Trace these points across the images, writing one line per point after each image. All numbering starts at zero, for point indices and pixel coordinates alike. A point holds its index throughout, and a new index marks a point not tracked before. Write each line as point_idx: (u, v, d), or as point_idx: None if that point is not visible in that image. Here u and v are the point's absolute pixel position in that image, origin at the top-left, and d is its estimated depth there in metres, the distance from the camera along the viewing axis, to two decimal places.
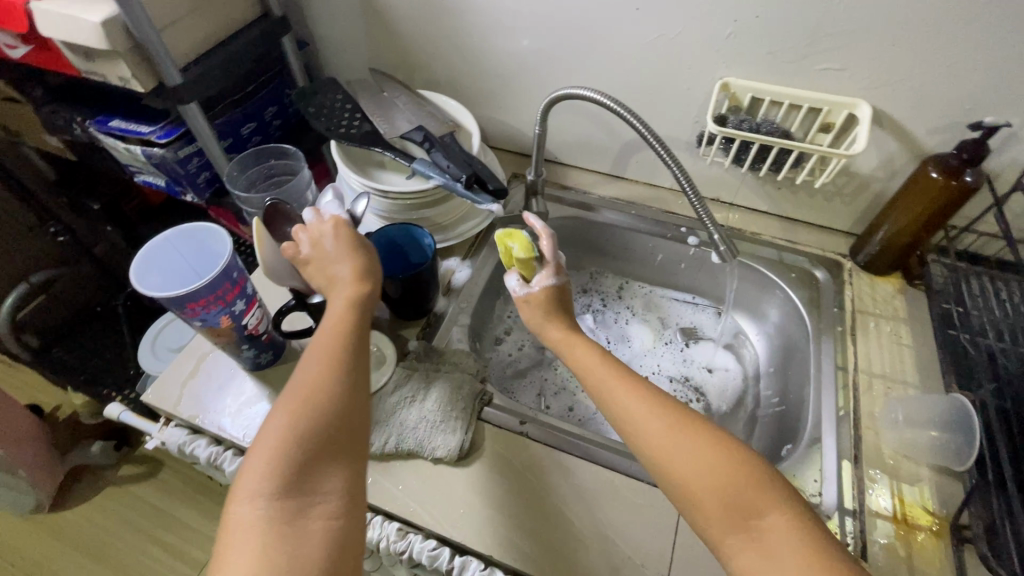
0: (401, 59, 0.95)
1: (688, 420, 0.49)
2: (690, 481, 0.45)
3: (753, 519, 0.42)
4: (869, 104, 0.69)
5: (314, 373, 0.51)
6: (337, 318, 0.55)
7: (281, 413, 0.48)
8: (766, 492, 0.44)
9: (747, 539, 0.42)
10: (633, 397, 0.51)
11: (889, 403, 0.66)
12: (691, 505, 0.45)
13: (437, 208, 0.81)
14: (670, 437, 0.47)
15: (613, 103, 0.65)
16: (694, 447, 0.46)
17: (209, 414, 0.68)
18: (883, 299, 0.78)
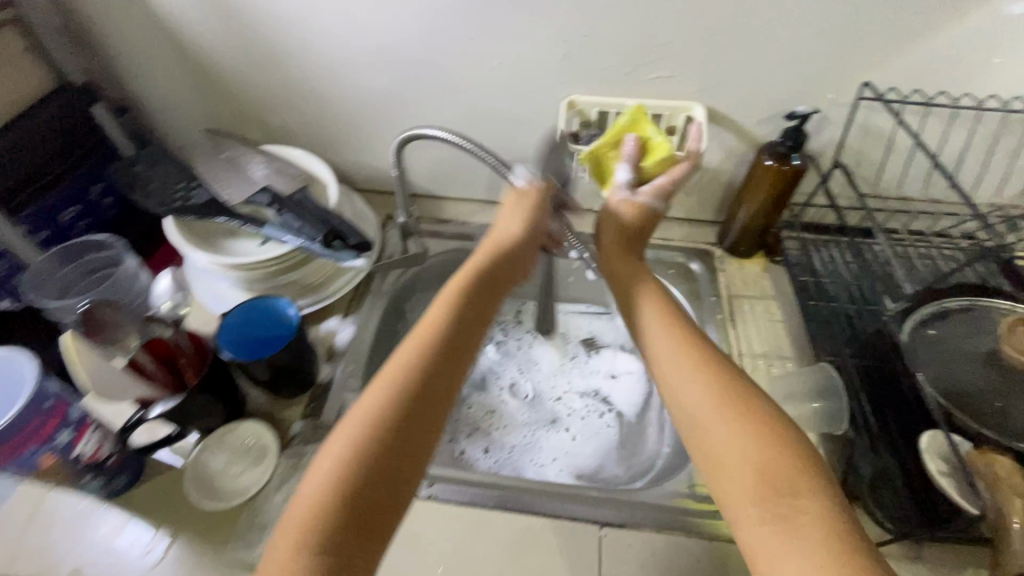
0: (240, 113, 0.88)
1: (737, 392, 0.46)
2: (720, 456, 0.43)
3: (791, 500, 0.39)
4: (702, 105, 0.73)
5: (421, 378, 0.46)
6: (459, 311, 0.51)
7: (359, 421, 0.43)
8: (807, 479, 0.40)
9: (768, 513, 0.39)
10: (668, 363, 0.49)
11: (772, 381, 0.70)
12: (721, 480, 0.43)
13: (302, 270, 0.75)
14: (705, 407, 0.45)
15: (457, 139, 0.64)
16: (729, 429, 0.44)
17: (67, 558, 0.58)
18: (752, 280, 0.83)
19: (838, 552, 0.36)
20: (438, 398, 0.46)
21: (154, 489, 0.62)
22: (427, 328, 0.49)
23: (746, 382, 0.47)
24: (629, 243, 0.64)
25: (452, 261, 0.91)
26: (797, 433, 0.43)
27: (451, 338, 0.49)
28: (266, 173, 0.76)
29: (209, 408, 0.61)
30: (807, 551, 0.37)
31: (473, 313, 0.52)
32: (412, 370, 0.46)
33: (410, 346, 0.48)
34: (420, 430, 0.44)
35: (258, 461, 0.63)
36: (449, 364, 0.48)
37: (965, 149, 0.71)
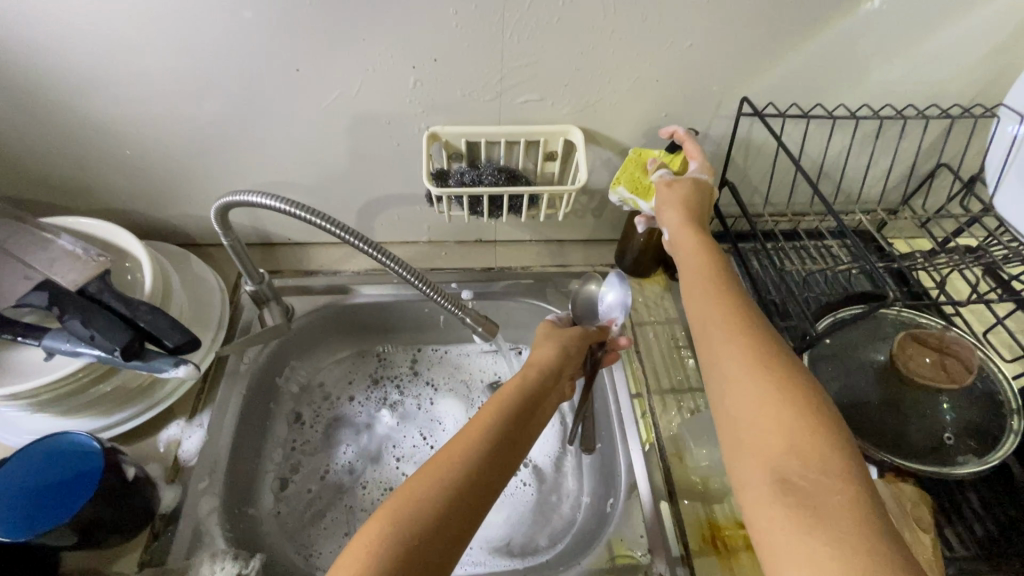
0: (17, 171, 0.68)
1: (771, 347, 0.43)
2: (743, 417, 0.40)
3: (795, 477, 0.36)
4: (579, 128, 0.65)
5: (496, 454, 0.44)
6: (520, 404, 0.50)
7: (426, 494, 0.39)
8: (827, 441, 0.37)
9: (781, 491, 0.36)
10: (709, 318, 0.46)
11: (683, 420, 0.66)
12: (740, 441, 0.40)
13: (118, 376, 0.59)
14: (737, 366, 0.42)
15: (286, 206, 0.50)
16: (759, 382, 0.40)
17: None
18: (654, 303, 0.78)
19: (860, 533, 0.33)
20: (505, 460, 0.45)
21: None
22: (485, 421, 0.47)
23: (768, 331, 0.45)
24: (688, 205, 0.57)
25: (326, 320, 0.79)
26: (812, 387, 0.40)
27: (521, 429, 0.48)
28: (46, 258, 0.58)
29: None
30: (818, 538, 0.33)
31: (528, 408, 0.51)
32: (476, 447, 0.44)
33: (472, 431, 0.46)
34: (480, 499, 0.41)
35: None
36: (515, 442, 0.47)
37: (842, 154, 0.70)
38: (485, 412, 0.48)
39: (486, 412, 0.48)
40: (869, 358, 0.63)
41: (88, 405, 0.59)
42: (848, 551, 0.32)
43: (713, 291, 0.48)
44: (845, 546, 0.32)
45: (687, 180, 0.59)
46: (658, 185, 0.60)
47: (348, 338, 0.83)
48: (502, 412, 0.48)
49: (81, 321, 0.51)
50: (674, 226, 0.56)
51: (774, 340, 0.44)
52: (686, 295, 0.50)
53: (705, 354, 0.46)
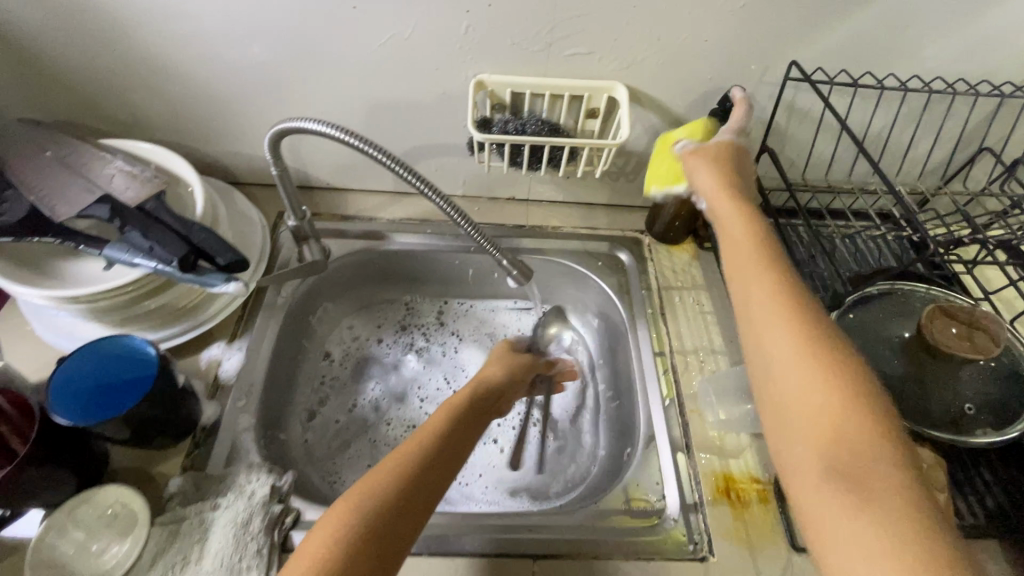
0: (75, 96, 0.70)
1: (825, 337, 0.41)
2: (802, 408, 0.39)
3: (861, 468, 0.35)
4: (624, 85, 0.66)
5: (435, 454, 0.49)
6: (461, 412, 0.55)
7: (371, 490, 0.43)
8: (880, 435, 0.36)
9: (840, 484, 0.35)
10: (755, 303, 0.44)
11: (704, 381, 0.68)
12: (794, 434, 0.39)
13: (165, 294, 0.62)
14: (789, 356, 0.41)
15: (339, 133, 0.52)
16: (814, 374, 0.39)
17: None
18: (682, 269, 0.79)
19: (917, 529, 0.32)
20: (448, 459, 0.49)
21: None
22: (430, 431, 0.51)
23: (819, 315, 0.43)
24: (728, 178, 0.55)
25: (359, 263, 0.81)
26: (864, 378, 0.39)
27: (463, 434, 0.53)
28: (107, 175, 0.61)
29: (52, 477, 0.51)
30: (878, 522, 0.33)
31: (473, 416, 0.56)
32: (416, 450, 0.48)
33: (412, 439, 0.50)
34: (425, 489, 0.46)
35: (125, 533, 0.52)
36: (456, 444, 0.51)
37: (888, 129, 0.70)
38: (428, 423, 0.53)
39: (426, 425, 0.52)
40: (894, 332, 0.63)
41: (135, 318, 0.62)
42: (911, 541, 0.32)
43: (762, 271, 0.46)
44: (905, 537, 0.32)
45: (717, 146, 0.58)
46: (685, 155, 0.59)
47: (378, 284, 0.85)
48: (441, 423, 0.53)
49: (139, 232, 0.54)
50: (709, 192, 0.54)
51: (827, 327, 0.42)
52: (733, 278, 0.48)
53: (754, 340, 0.44)
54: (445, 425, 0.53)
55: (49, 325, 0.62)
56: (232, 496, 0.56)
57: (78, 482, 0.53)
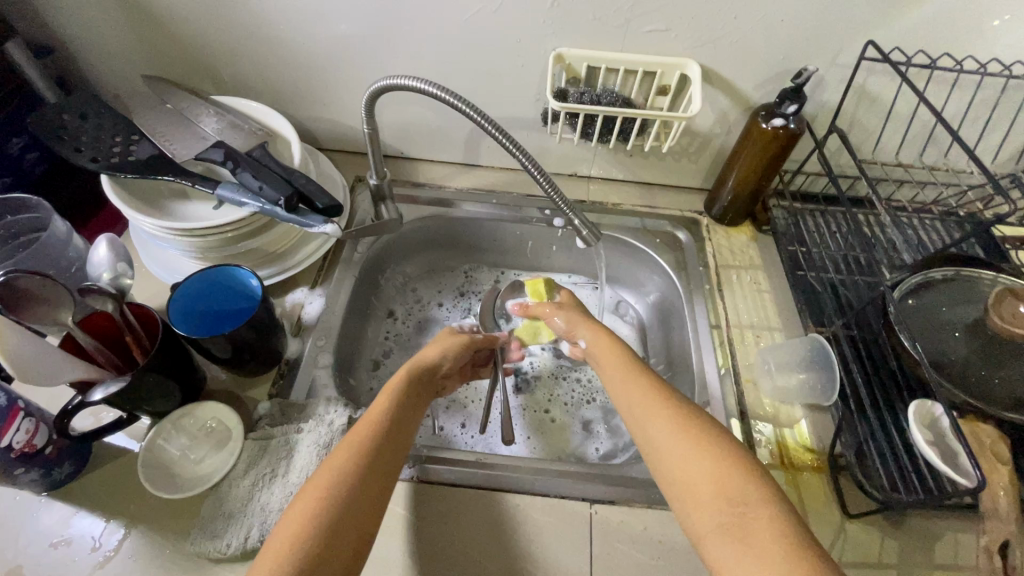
0: (187, 59, 0.77)
1: (693, 418, 0.52)
2: (685, 474, 0.48)
3: (737, 508, 0.44)
4: (697, 63, 0.68)
5: (385, 445, 0.52)
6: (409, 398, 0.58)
7: (329, 492, 0.46)
8: (752, 480, 0.45)
9: (726, 523, 0.43)
10: (636, 400, 0.55)
11: (761, 353, 0.69)
12: (684, 494, 0.47)
13: (263, 237, 0.67)
14: (666, 439, 0.51)
15: (437, 90, 0.57)
16: (689, 445, 0.49)
17: (20, 554, 0.52)
18: (739, 250, 0.81)
19: (789, 547, 0.40)
20: (395, 451, 0.52)
21: (103, 477, 0.56)
22: (375, 421, 0.53)
23: (688, 404, 0.54)
24: (584, 318, 0.70)
25: (428, 228, 0.86)
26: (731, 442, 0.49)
27: (405, 423, 0.55)
28: (219, 127, 0.68)
29: (162, 386, 0.55)
30: (761, 539, 0.41)
31: (415, 404, 0.59)
32: (369, 444, 0.51)
33: (365, 430, 0.52)
34: (381, 485, 0.49)
35: (221, 445, 0.58)
36: (401, 433, 0.54)
37: (964, 112, 0.69)
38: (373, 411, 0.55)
39: (373, 413, 0.55)
40: (960, 314, 0.62)
41: (235, 256, 0.68)
42: (791, 558, 0.39)
43: (636, 375, 0.58)
44: (779, 558, 0.39)
45: (569, 298, 0.74)
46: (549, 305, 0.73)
47: (442, 251, 0.90)
48: (387, 411, 0.55)
49: (251, 174, 0.61)
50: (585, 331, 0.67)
51: (694, 410, 0.53)
52: (610, 385, 0.60)
53: (639, 427, 0.54)
54: (397, 412, 0.55)
55: (159, 259, 0.69)
56: (314, 422, 0.60)
57: (182, 395, 0.58)
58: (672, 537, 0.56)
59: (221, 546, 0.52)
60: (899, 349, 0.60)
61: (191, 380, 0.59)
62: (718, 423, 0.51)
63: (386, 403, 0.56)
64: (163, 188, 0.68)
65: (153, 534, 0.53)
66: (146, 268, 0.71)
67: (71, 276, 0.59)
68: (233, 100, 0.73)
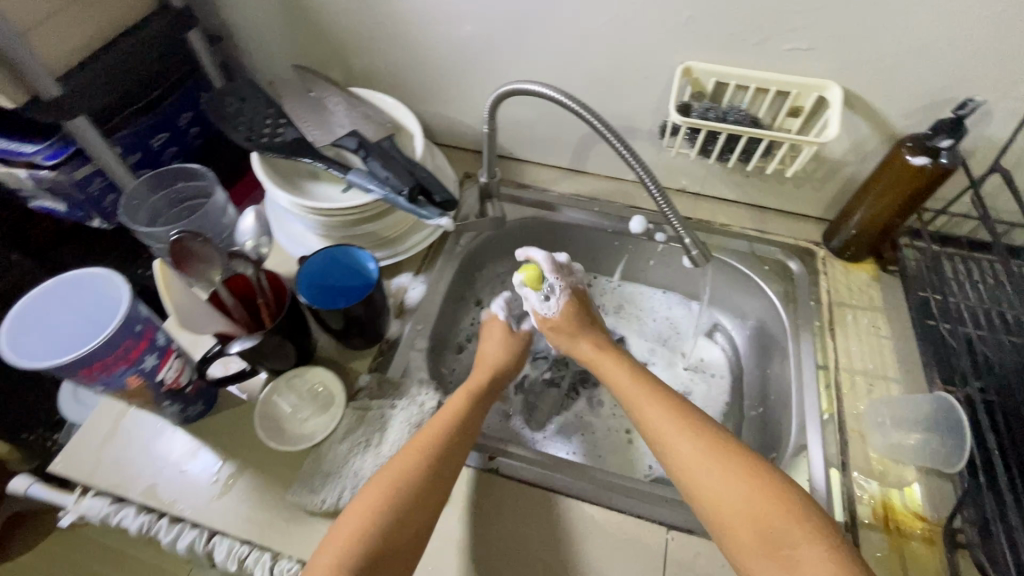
0: (330, 51, 0.84)
1: (719, 442, 0.51)
2: (719, 504, 0.47)
3: (787, 550, 0.43)
4: (838, 86, 0.64)
5: (456, 435, 0.56)
6: (478, 398, 0.62)
7: (399, 480, 0.51)
8: (795, 517, 0.44)
9: (773, 566, 0.43)
10: (656, 416, 0.55)
11: (873, 403, 0.63)
12: (719, 527, 0.47)
13: (379, 223, 0.72)
14: (691, 458, 0.50)
15: (569, 99, 0.59)
16: (736, 482, 0.47)
17: (144, 475, 0.61)
18: (859, 288, 0.74)
19: None
20: (461, 444, 0.56)
21: (225, 420, 0.63)
22: (445, 418, 0.57)
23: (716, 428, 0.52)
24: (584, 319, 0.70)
25: (528, 228, 0.87)
26: (772, 476, 0.48)
27: (467, 423, 0.58)
28: (353, 117, 0.74)
29: (282, 347, 0.60)
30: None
31: (484, 397, 0.63)
32: (443, 434, 0.55)
33: (442, 422, 0.56)
34: (445, 476, 0.53)
35: (325, 408, 0.63)
36: (470, 429, 0.58)
37: None
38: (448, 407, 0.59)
39: (449, 406, 0.59)
40: None
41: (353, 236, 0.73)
42: None
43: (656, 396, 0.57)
44: None
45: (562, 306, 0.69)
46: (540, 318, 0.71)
47: (537, 252, 0.92)
48: (460, 404, 0.59)
49: (380, 164, 0.65)
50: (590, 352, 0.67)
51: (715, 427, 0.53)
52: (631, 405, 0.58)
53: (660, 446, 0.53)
54: (467, 406, 0.59)
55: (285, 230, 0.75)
56: (406, 401, 0.63)
57: (295, 355, 0.63)
58: None
59: (317, 500, 0.56)
60: None
61: (305, 345, 0.65)
62: (752, 453, 0.50)
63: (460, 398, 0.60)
64: (298, 167, 0.74)
65: (260, 479, 0.59)
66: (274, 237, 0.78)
67: None
68: (367, 91, 0.79)
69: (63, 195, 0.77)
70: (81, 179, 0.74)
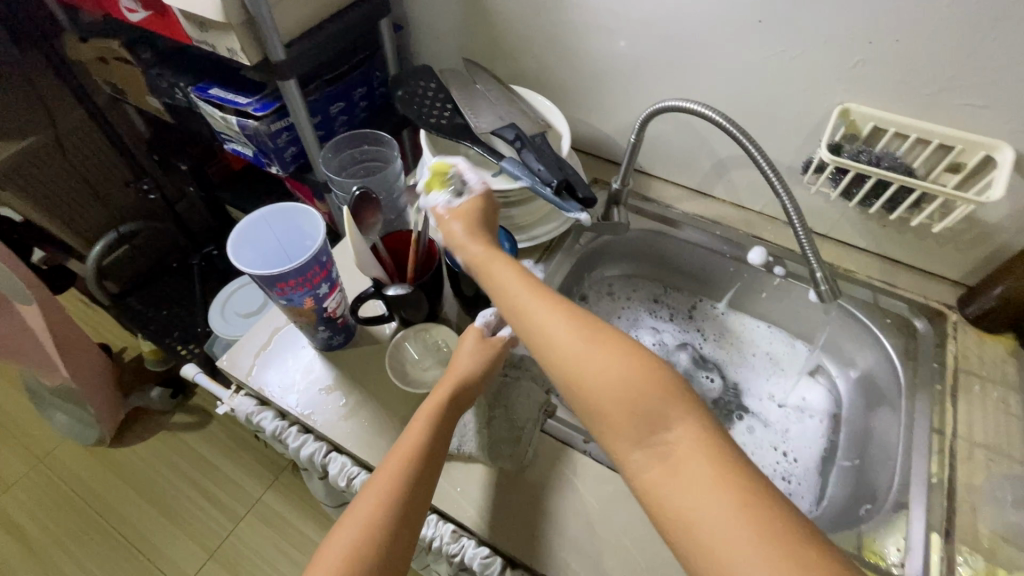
0: (496, 51, 0.93)
1: (605, 342, 0.45)
2: (636, 439, 0.42)
3: (659, 435, 0.41)
4: (1013, 149, 0.62)
5: (450, 407, 0.56)
6: (476, 369, 0.59)
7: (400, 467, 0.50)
8: (703, 456, 0.39)
9: (721, 510, 0.36)
10: (533, 332, 0.48)
11: (992, 479, 0.61)
12: (648, 468, 0.40)
13: (516, 209, 0.79)
14: (611, 379, 0.43)
15: (726, 121, 0.63)
16: (597, 355, 0.44)
17: (282, 387, 0.70)
18: (992, 361, 0.70)
19: (756, 528, 0.35)
20: (447, 420, 0.55)
21: (358, 354, 0.73)
22: (439, 395, 0.56)
23: (631, 340, 0.45)
24: (478, 224, 0.59)
25: (646, 241, 0.91)
26: (646, 365, 0.43)
27: (455, 399, 0.57)
28: (511, 111, 0.81)
29: (419, 301, 0.68)
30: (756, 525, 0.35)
31: (484, 374, 0.60)
32: (439, 406, 0.55)
33: (441, 392, 0.56)
34: (431, 469, 0.52)
35: (445, 361, 0.70)
36: (458, 405, 0.57)
37: None
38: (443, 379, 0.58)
39: (443, 379, 0.58)
40: None
41: None
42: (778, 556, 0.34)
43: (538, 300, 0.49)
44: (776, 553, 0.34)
45: (480, 194, 0.61)
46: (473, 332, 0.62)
47: (648, 264, 0.95)
48: (457, 374, 0.58)
49: (533, 156, 0.72)
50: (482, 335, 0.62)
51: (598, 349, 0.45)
52: (505, 314, 0.51)
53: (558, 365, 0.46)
54: (462, 386, 0.57)
55: None
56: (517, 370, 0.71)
57: (428, 311, 0.71)
58: None
59: None
60: None
61: (437, 304, 0.72)
62: (617, 329, 0.46)
63: (459, 370, 0.59)
64: (454, 148, 0.85)
65: (381, 411, 0.67)
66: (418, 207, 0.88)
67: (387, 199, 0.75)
68: (526, 90, 0.87)
69: (257, 143, 0.92)
70: (275, 131, 0.88)
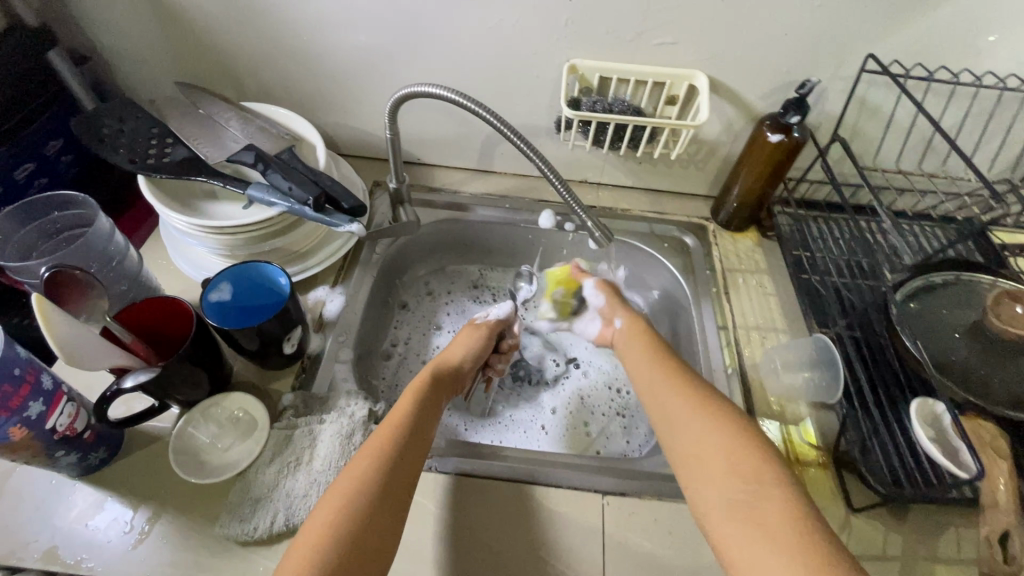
0: (216, 68, 0.81)
1: (712, 401, 0.55)
2: (702, 453, 0.51)
3: (750, 480, 0.47)
4: (705, 75, 0.72)
5: (416, 425, 0.56)
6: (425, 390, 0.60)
7: (363, 469, 0.49)
8: (768, 464, 0.48)
9: (739, 503, 0.46)
10: (659, 380, 0.60)
11: (767, 353, 0.71)
12: (700, 475, 0.50)
13: (288, 236, 0.70)
14: (690, 417, 0.54)
15: (462, 98, 0.61)
16: (703, 423, 0.53)
17: (37, 539, 0.54)
18: (745, 254, 0.83)
19: (796, 523, 0.43)
20: (418, 439, 0.55)
21: (133, 463, 0.59)
22: (398, 415, 0.56)
23: (722, 396, 0.56)
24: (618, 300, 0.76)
25: (442, 232, 0.88)
26: (743, 422, 0.52)
27: (421, 416, 0.57)
28: (247, 131, 0.71)
29: (191, 376, 0.57)
30: (787, 525, 0.43)
31: (435, 394, 0.62)
32: (401, 422, 0.55)
33: (407, 408, 0.57)
34: (397, 494, 0.49)
35: (248, 433, 0.60)
36: (423, 422, 0.57)
37: (964, 122, 0.72)
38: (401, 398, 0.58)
39: (393, 413, 0.56)
40: (958, 317, 0.65)
41: (260, 254, 0.71)
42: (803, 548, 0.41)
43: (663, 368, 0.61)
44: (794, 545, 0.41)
45: (604, 287, 0.78)
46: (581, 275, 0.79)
47: (455, 253, 0.93)
48: (410, 401, 0.58)
49: (280, 176, 0.64)
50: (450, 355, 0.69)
51: (722, 397, 0.56)
52: (638, 369, 0.64)
53: (659, 410, 0.58)
54: (419, 404, 0.58)
55: (187, 256, 0.72)
56: (336, 414, 0.62)
57: (209, 384, 0.60)
58: (681, 528, 0.58)
59: (248, 529, 0.54)
60: (900, 348, 0.62)
61: (219, 371, 0.61)
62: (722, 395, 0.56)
63: (406, 400, 0.58)
64: (193, 188, 0.71)
65: (181, 518, 0.56)
66: (174, 265, 0.74)
67: (111, 269, 0.61)
68: (263, 105, 0.77)
69: None
70: None
